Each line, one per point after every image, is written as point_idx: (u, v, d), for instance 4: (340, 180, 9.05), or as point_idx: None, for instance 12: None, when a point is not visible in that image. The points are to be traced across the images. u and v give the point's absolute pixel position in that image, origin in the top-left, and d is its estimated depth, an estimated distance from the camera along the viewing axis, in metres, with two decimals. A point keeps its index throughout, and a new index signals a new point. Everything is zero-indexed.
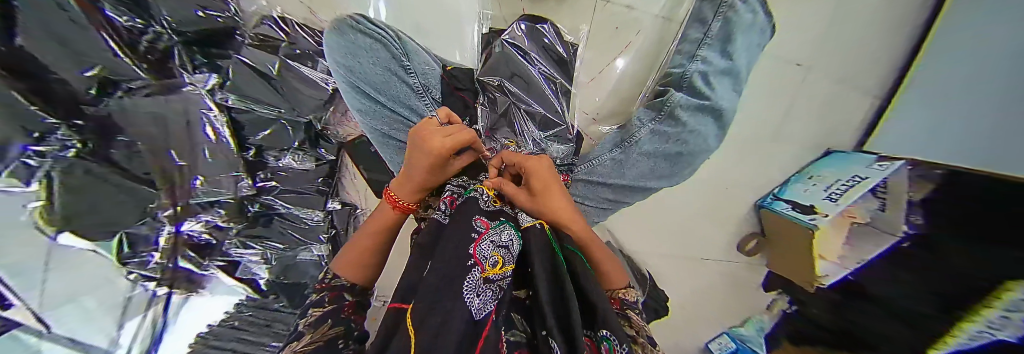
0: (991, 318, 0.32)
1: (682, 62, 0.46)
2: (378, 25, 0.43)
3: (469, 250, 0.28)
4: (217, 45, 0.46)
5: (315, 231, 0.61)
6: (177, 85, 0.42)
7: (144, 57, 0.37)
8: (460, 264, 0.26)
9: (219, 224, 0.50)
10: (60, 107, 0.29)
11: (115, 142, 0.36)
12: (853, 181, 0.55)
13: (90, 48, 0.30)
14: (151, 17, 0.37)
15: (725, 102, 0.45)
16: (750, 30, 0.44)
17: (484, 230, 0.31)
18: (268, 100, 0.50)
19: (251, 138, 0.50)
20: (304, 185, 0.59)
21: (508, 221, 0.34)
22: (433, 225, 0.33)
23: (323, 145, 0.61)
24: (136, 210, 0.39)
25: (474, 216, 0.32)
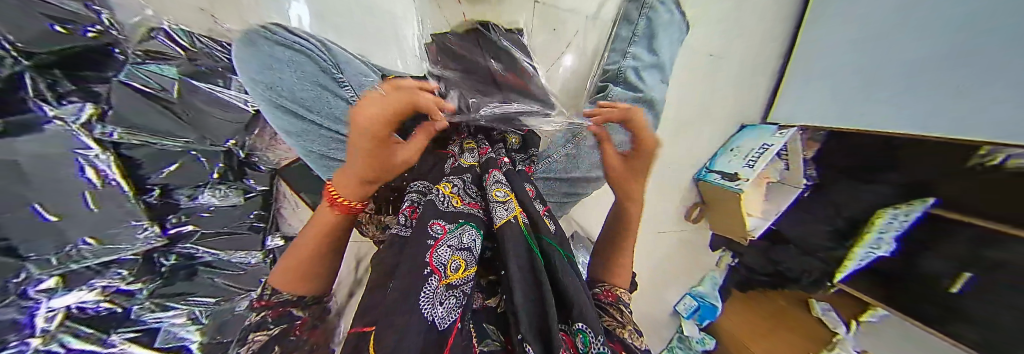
0: (889, 214, 0.60)
1: (616, 59, 0.50)
2: (302, 38, 0.41)
3: (425, 257, 0.27)
4: (88, 66, 0.36)
5: (253, 274, 0.52)
6: (36, 122, 0.31)
7: None
8: (419, 274, 0.25)
9: (121, 288, 0.39)
10: None
11: None
12: (762, 149, 0.70)
13: None
14: None
15: (658, 92, 0.52)
16: (668, 26, 0.52)
17: (442, 235, 0.30)
18: (169, 131, 0.43)
19: (151, 178, 0.42)
20: (234, 224, 0.53)
21: (471, 222, 0.34)
22: (393, 240, 0.32)
23: (250, 175, 0.55)
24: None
25: (432, 222, 0.31)
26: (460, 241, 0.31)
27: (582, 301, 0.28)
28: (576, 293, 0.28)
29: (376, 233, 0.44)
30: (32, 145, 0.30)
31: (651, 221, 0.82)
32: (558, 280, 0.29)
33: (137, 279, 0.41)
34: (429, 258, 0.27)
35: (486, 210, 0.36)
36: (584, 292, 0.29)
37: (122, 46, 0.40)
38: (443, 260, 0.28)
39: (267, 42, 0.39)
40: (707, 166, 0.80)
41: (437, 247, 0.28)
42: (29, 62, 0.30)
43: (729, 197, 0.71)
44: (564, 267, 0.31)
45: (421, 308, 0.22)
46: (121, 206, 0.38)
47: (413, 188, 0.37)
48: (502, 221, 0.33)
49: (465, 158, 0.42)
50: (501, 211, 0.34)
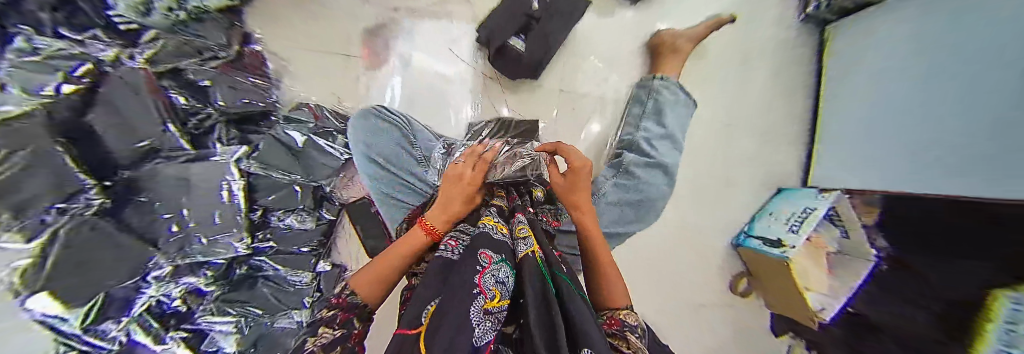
0: None
1: (631, 130, 0.63)
2: (421, 140, 0.61)
3: (474, 279, 0.30)
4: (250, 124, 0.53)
5: (299, 295, 0.57)
6: (207, 155, 0.43)
7: (191, 131, 0.42)
8: (469, 291, 0.28)
9: (200, 288, 0.43)
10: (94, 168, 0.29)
11: (132, 201, 0.34)
12: (805, 214, 0.70)
13: (146, 123, 0.35)
14: (207, 101, 0.46)
15: (670, 160, 0.60)
16: (675, 105, 0.63)
17: (488, 264, 0.33)
18: (286, 166, 0.54)
19: (262, 200, 0.50)
20: (302, 243, 0.59)
21: (506, 260, 0.35)
22: (442, 256, 0.37)
23: (325, 206, 0.64)
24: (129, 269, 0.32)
25: (479, 252, 0.34)
26: (499, 276, 0.32)
27: (588, 327, 0.27)
28: (585, 320, 0.28)
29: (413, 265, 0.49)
30: (205, 168, 0.41)
31: (676, 285, 0.85)
32: (564, 310, 0.30)
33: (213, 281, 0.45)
34: (478, 280, 0.30)
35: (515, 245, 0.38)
36: (595, 323, 0.28)
37: (258, 138, 0.52)
38: (488, 287, 0.30)
39: (397, 136, 0.59)
40: (746, 230, 0.82)
41: (483, 273, 0.31)
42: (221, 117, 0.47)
43: (781, 265, 0.67)
44: (574, 299, 0.31)
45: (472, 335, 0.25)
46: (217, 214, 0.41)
47: (457, 222, 0.45)
48: (523, 253, 0.36)
49: (498, 202, 0.50)
50: (522, 246, 0.38)
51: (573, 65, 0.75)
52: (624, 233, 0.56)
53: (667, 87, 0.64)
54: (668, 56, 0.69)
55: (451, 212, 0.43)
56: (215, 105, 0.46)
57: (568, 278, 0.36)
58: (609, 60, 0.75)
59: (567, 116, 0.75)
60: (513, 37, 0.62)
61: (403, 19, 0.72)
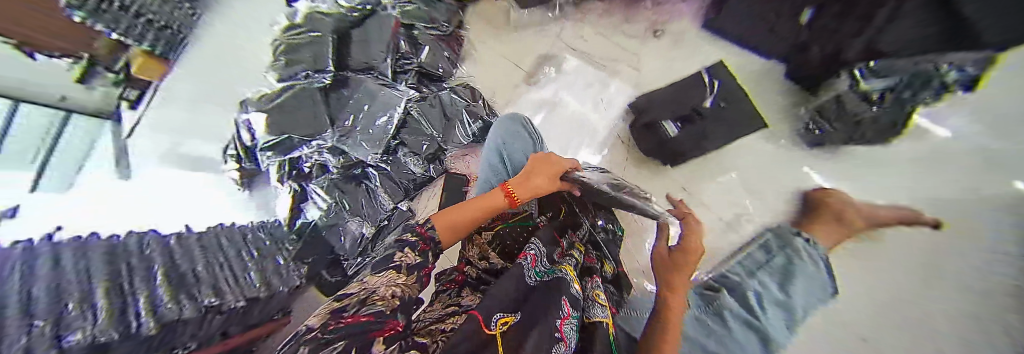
0: None
1: (741, 274, 0.54)
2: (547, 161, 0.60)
3: (556, 322, 0.29)
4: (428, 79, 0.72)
5: (375, 215, 0.67)
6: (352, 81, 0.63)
7: (383, 77, 0.63)
8: (552, 333, 0.28)
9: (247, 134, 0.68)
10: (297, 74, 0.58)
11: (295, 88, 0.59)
12: None
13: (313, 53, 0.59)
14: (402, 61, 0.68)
15: (776, 333, 0.49)
16: (811, 278, 0.51)
17: (566, 315, 0.32)
18: (434, 122, 0.66)
19: (404, 135, 0.66)
20: (400, 180, 0.69)
21: (579, 317, 0.34)
22: (519, 271, 0.36)
23: (434, 164, 0.71)
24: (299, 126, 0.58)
25: (562, 296, 0.34)
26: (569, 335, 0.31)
27: None
28: None
29: (473, 256, 0.48)
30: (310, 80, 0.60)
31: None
32: None
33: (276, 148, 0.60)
34: (560, 324, 0.29)
35: (585, 308, 0.37)
36: None
37: (425, 90, 0.70)
38: (568, 335, 0.30)
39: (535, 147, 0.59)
40: None
41: (565, 321, 0.31)
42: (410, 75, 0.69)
43: None
44: None
45: None
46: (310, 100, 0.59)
47: (535, 246, 0.44)
48: (597, 319, 0.36)
49: (575, 253, 0.48)
50: (596, 313, 0.38)
51: (710, 173, 0.68)
52: None
53: (810, 253, 0.53)
54: (825, 220, 0.58)
55: (535, 182, 0.47)
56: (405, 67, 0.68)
57: None
58: (753, 189, 0.67)
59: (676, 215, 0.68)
60: (666, 120, 0.60)
61: (571, 57, 0.74)
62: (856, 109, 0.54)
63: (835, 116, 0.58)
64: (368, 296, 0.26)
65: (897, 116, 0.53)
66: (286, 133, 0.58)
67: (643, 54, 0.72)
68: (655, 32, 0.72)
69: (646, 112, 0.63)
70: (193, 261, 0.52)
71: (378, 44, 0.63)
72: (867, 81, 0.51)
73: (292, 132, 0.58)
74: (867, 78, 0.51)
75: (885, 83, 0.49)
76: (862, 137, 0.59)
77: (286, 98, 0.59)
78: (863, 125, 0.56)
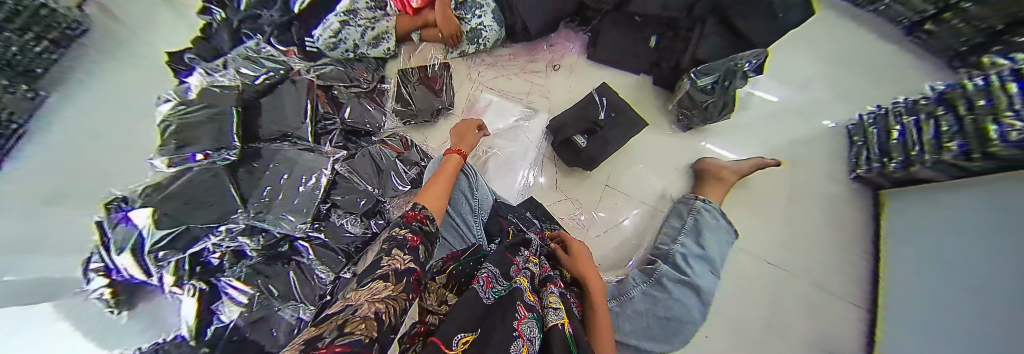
0: None
1: (668, 242, 0.65)
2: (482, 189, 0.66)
3: (513, 325, 0.32)
4: (356, 135, 0.72)
5: (317, 291, 0.58)
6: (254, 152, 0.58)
7: (297, 142, 0.61)
8: (507, 335, 0.29)
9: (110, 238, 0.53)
10: (174, 159, 0.51)
11: (182, 173, 0.52)
12: None
13: (196, 129, 0.52)
14: (319, 120, 0.66)
15: (703, 282, 0.59)
16: (715, 230, 0.64)
17: (522, 316, 0.35)
18: (366, 176, 0.64)
19: (335, 196, 0.62)
20: (343, 244, 0.61)
21: (536, 318, 0.37)
22: (476, 294, 0.37)
23: (378, 219, 0.66)
24: (192, 214, 0.50)
25: (516, 303, 0.37)
26: (530, 330, 0.34)
27: None
28: None
29: (433, 304, 0.42)
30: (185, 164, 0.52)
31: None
32: None
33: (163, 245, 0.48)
34: (516, 327, 0.32)
35: (543, 310, 0.41)
36: None
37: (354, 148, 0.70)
38: (527, 335, 0.32)
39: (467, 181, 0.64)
40: None
41: (522, 321, 0.34)
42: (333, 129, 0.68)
43: None
44: None
45: None
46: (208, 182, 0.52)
47: (488, 270, 0.46)
48: (552, 323, 0.38)
49: (532, 266, 0.52)
50: (553, 316, 0.40)
51: (624, 168, 0.78)
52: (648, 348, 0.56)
53: (710, 211, 0.65)
54: (712, 184, 0.70)
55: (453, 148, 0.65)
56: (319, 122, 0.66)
57: None
58: (662, 173, 0.78)
59: (610, 213, 0.76)
60: (578, 136, 0.71)
61: (492, 96, 0.82)
62: (701, 99, 0.68)
63: (688, 107, 0.71)
64: (348, 320, 0.19)
65: (727, 99, 0.69)
66: (182, 222, 0.49)
67: (549, 85, 0.83)
68: (555, 67, 0.85)
69: (560, 130, 0.72)
70: None
71: (294, 108, 0.61)
72: (700, 79, 0.66)
73: (189, 221, 0.49)
74: (699, 77, 0.66)
75: (712, 78, 0.65)
76: (713, 115, 0.71)
77: (180, 184, 0.50)
78: (709, 109, 0.70)
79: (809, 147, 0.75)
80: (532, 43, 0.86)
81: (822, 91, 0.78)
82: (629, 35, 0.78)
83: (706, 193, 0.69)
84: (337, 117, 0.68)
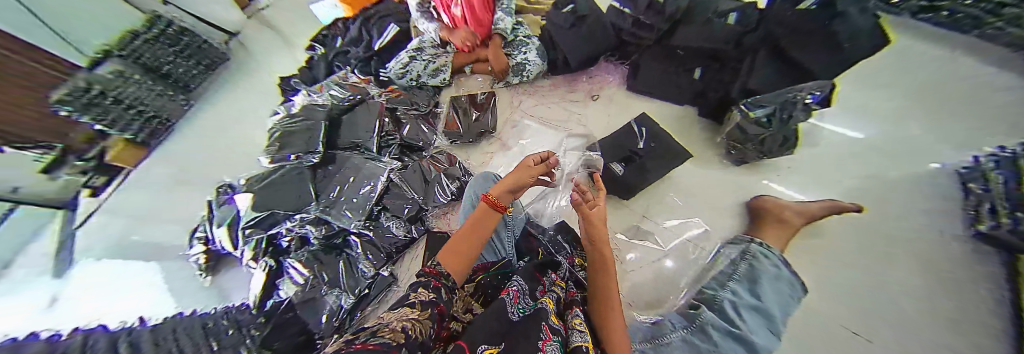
0: None
1: (715, 286, 0.57)
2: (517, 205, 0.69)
3: (536, 346, 0.32)
4: (410, 149, 0.81)
5: (359, 284, 0.63)
6: (330, 157, 0.70)
7: (364, 151, 0.72)
8: None
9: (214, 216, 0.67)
10: (277, 159, 0.66)
11: (279, 170, 0.65)
12: None
13: (295, 137, 0.67)
14: (384, 135, 0.77)
15: (759, 339, 0.49)
16: (776, 280, 0.54)
17: (545, 340, 0.34)
18: (413, 185, 0.72)
19: (386, 200, 0.70)
20: (387, 245, 0.68)
21: (560, 342, 0.36)
22: (501, 308, 0.38)
23: (418, 224, 0.72)
24: (281, 203, 0.62)
25: (542, 323, 0.37)
26: (553, 352, 0.33)
27: None
28: None
29: (460, 313, 0.42)
30: (281, 162, 0.66)
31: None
32: None
33: (254, 225, 0.61)
34: (540, 349, 0.31)
35: (567, 334, 0.40)
36: None
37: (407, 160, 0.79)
38: None
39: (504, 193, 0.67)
40: None
41: (546, 342, 0.34)
42: (393, 143, 0.78)
43: None
44: None
45: None
46: (295, 179, 0.64)
47: (517, 283, 0.47)
48: (576, 344, 0.36)
49: (556, 288, 0.51)
50: (578, 338, 0.39)
51: (659, 198, 0.76)
52: None
53: (768, 257, 0.56)
54: (770, 224, 0.62)
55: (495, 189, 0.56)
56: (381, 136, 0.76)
57: None
58: (707, 207, 0.72)
59: (647, 246, 0.72)
60: (613, 162, 0.72)
61: (532, 122, 0.88)
62: (753, 132, 0.64)
63: (741, 139, 0.68)
64: (379, 333, 0.23)
65: (786, 132, 0.64)
66: (271, 208, 0.61)
67: (587, 113, 0.87)
68: (594, 97, 0.88)
69: (595, 155, 0.71)
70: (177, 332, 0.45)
71: (365, 123, 0.73)
72: (752, 110, 0.63)
73: (276, 208, 0.61)
74: (751, 109, 0.64)
75: (766, 110, 0.62)
76: (771, 148, 0.67)
77: (275, 178, 0.64)
78: (765, 142, 0.66)
79: (905, 188, 0.62)
80: (573, 76, 0.92)
81: (917, 126, 0.66)
82: (669, 68, 0.79)
83: (767, 237, 0.60)
84: (395, 132, 0.79)
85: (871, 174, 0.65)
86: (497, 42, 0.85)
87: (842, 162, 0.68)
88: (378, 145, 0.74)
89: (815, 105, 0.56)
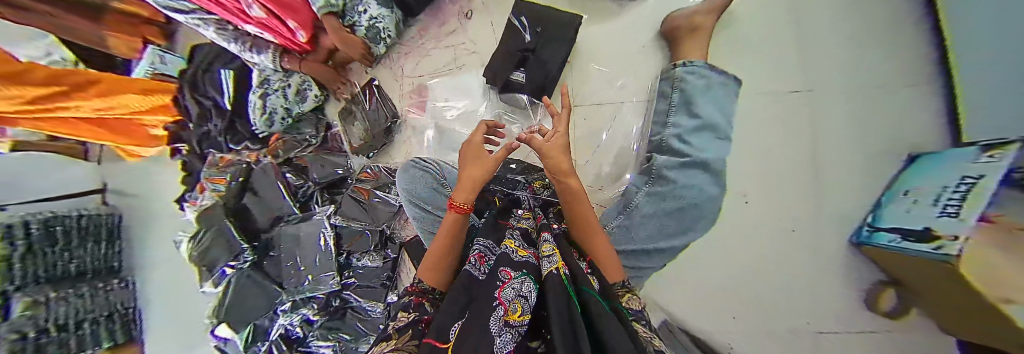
0: None
1: (659, 129, 0.57)
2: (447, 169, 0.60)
3: (493, 294, 0.28)
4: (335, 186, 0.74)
5: (374, 322, 0.66)
6: (263, 245, 0.66)
7: (292, 213, 0.68)
8: (487, 306, 0.26)
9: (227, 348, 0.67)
10: (218, 281, 0.64)
11: (226, 285, 0.63)
12: (964, 186, 0.31)
13: (218, 251, 0.64)
14: (298, 191, 0.71)
15: (710, 153, 0.51)
16: (707, 90, 0.53)
17: (506, 280, 0.31)
18: (358, 217, 0.68)
19: (345, 245, 0.68)
20: (373, 279, 0.68)
21: (529, 274, 0.32)
22: (468, 277, 0.37)
23: (390, 245, 0.71)
24: (260, 308, 0.63)
25: (501, 269, 0.33)
26: (521, 290, 0.29)
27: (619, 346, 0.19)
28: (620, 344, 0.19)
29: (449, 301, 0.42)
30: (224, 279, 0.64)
31: (760, 258, 0.54)
32: (597, 332, 0.22)
33: (256, 339, 0.64)
34: (498, 294, 0.28)
35: (538, 263, 0.36)
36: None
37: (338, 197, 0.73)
38: (508, 299, 0.27)
39: (427, 170, 0.59)
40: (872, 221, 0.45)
41: (509, 286, 0.29)
42: (315, 189, 0.72)
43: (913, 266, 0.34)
44: (607, 315, 0.24)
45: (490, 341, 0.22)
46: (253, 283, 0.63)
47: (480, 244, 0.46)
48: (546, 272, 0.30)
49: (522, 223, 0.51)
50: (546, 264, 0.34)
51: (580, 76, 0.70)
52: (671, 246, 0.53)
53: (695, 70, 0.54)
54: (684, 39, 0.57)
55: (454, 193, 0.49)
56: (294, 194, 0.70)
57: (590, 286, 0.29)
58: (627, 59, 0.67)
59: (593, 131, 0.68)
60: (514, 72, 0.64)
61: (431, 78, 0.77)
62: None
63: None
64: None
65: None
66: (249, 320, 0.62)
67: (471, 36, 0.75)
68: (468, 14, 0.75)
69: (495, 79, 0.66)
70: None
71: (273, 194, 0.68)
72: None
73: (253, 319, 0.63)
74: None
75: None
76: None
77: (231, 295, 0.62)
78: None
79: None
80: (436, 3, 0.77)
81: None
82: None
83: (688, 54, 0.56)
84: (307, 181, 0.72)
85: None
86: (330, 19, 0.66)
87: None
88: (298, 203, 0.70)
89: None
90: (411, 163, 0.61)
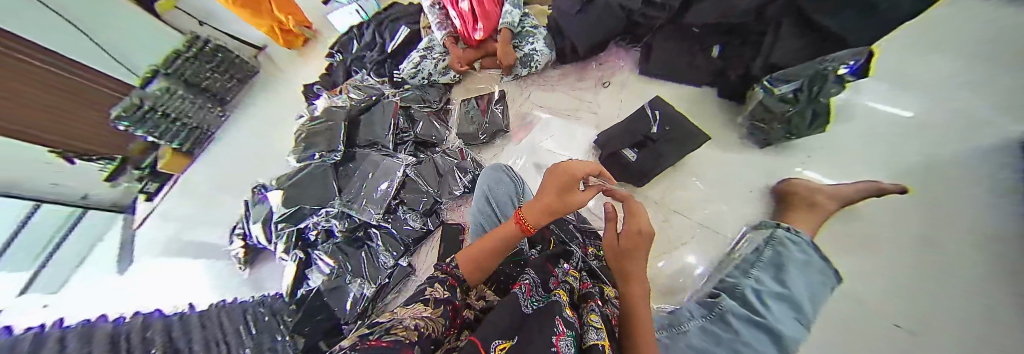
0: None
1: (737, 275, 0.55)
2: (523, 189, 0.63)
3: (550, 339, 0.21)
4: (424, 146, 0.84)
5: (381, 274, 0.67)
6: (349, 155, 0.74)
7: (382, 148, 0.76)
8: (542, 347, 0.18)
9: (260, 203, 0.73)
10: (301, 159, 0.71)
11: (304, 167, 0.71)
12: None
13: (316, 138, 0.72)
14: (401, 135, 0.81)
15: (786, 328, 0.45)
16: (805, 267, 0.50)
17: (559, 331, 0.23)
18: (429, 182, 0.74)
19: (402, 194, 0.73)
20: (403, 236, 0.71)
21: (575, 337, 0.25)
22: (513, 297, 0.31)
23: (433, 217, 0.75)
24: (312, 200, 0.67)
25: (556, 316, 0.26)
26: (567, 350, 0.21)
27: None
28: None
29: (473, 299, 0.37)
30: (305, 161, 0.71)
31: None
32: None
33: (286, 220, 0.66)
34: (554, 339, 0.21)
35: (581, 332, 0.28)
36: None
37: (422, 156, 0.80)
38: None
39: (510, 180, 0.63)
40: None
41: (560, 338, 0.22)
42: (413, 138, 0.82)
43: None
44: None
45: None
46: (322, 178, 0.69)
47: (530, 275, 0.43)
48: (593, 343, 0.26)
49: (572, 279, 0.47)
50: (593, 336, 0.28)
51: (675, 183, 0.73)
52: None
53: (796, 243, 0.53)
54: (798, 208, 0.58)
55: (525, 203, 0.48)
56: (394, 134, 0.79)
57: None
58: (725, 192, 0.69)
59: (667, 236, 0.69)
60: (628, 148, 0.70)
61: (544, 113, 0.87)
62: (777, 110, 0.60)
63: (766, 119, 0.63)
64: (393, 325, 0.19)
65: (818, 106, 0.58)
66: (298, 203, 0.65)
67: (597, 101, 0.85)
68: (604, 83, 0.87)
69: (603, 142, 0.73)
70: (192, 338, 0.43)
71: (382, 122, 0.77)
72: (776, 88, 0.59)
73: (303, 203, 0.66)
74: (776, 86, 0.60)
75: (793, 86, 0.57)
76: (801, 127, 0.61)
77: (301, 176, 0.68)
78: (794, 121, 0.61)
79: (964, 164, 0.55)
80: (584, 64, 0.90)
81: (976, 92, 0.58)
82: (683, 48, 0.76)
83: (794, 220, 0.56)
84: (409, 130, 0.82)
85: (919, 149, 0.58)
86: (507, 38, 0.83)
87: (881, 137, 0.62)
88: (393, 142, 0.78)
89: (849, 76, 0.53)
90: (503, 168, 0.67)
